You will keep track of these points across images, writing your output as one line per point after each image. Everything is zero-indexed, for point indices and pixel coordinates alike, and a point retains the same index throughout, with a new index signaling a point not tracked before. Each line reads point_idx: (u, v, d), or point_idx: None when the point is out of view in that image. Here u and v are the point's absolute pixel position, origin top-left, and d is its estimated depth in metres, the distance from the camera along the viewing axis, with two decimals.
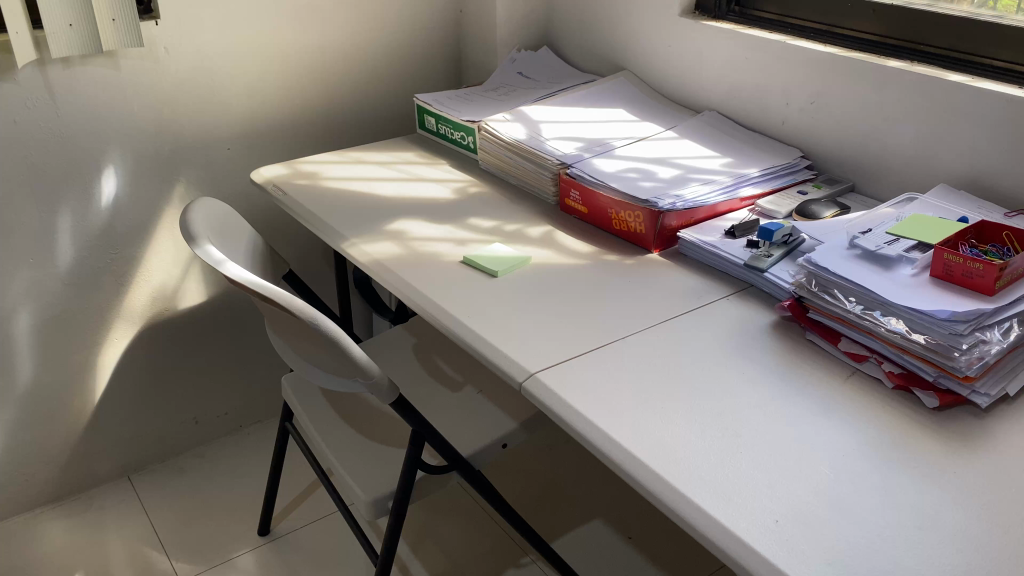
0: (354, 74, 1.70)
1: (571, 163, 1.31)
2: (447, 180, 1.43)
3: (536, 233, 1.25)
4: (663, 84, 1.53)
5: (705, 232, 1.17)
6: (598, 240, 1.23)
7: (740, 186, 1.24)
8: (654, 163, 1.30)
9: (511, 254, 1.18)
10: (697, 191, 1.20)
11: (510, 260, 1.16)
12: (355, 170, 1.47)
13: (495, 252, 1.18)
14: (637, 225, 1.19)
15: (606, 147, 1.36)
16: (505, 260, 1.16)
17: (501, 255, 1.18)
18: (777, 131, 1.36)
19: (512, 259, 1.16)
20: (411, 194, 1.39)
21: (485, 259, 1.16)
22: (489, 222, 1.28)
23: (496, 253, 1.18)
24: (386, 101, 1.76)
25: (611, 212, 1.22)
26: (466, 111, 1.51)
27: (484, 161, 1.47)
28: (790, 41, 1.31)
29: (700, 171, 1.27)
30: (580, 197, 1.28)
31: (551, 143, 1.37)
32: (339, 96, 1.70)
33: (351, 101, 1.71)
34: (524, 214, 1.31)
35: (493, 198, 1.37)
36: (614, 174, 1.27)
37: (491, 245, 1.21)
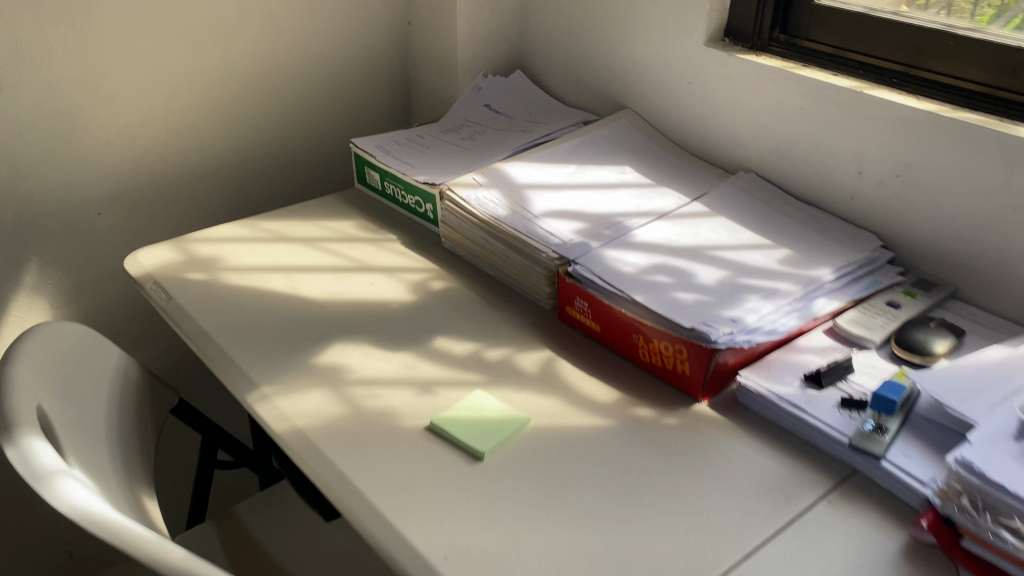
0: (269, 107, 1.29)
1: (575, 258, 0.95)
2: (399, 269, 1.05)
3: (531, 367, 0.89)
4: (680, 132, 1.18)
5: (779, 379, 0.82)
6: (621, 378, 0.87)
7: (811, 298, 0.90)
8: (686, 259, 0.96)
9: (500, 410, 0.81)
10: (759, 311, 0.86)
11: (499, 425, 0.79)
12: (272, 253, 1.08)
13: (477, 409, 0.81)
14: (679, 364, 0.84)
15: (619, 230, 1.01)
16: (489, 427, 0.79)
17: (484, 415, 0.81)
18: (842, 207, 1.02)
19: (500, 424, 0.79)
20: (350, 293, 1.00)
21: (463, 421, 0.80)
22: (464, 347, 0.91)
23: (477, 411, 0.81)
24: (314, 139, 1.37)
25: (639, 340, 0.87)
26: (423, 168, 1.14)
27: (449, 240, 1.09)
28: (865, 89, 0.97)
29: (753, 274, 0.93)
30: (588, 307, 0.92)
31: (543, 223, 1.01)
32: (251, 137, 1.29)
33: (268, 142, 1.32)
34: (510, 331, 0.94)
35: (464, 300, 1.00)
36: (637, 280, 0.92)
37: (471, 394, 0.84)
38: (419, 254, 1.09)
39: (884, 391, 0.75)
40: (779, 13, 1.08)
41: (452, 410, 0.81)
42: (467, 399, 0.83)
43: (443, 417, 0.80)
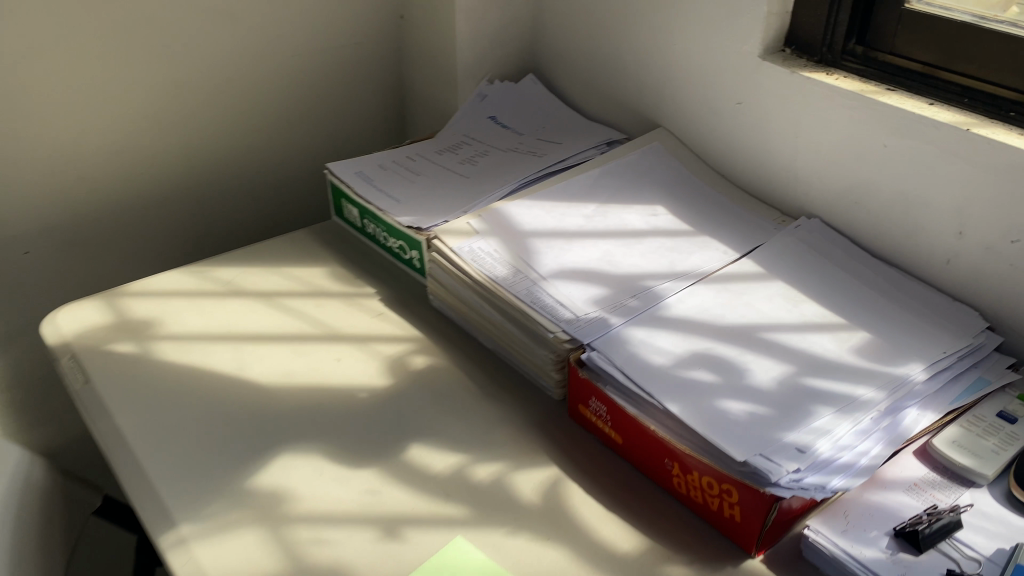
0: (234, 120, 1.09)
1: (590, 342, 0.74)
2: (375, 338, 0.85)
3: (532, 493, 0.69)
4: (725, 161, 0.96)
5: (860, 535, 0.61)
6: (649, 515, 0.67)
7: (900, 408, 0.69)
8: (735, 345, 0.75)
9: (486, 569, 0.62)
10: (833, 435, 0.65)
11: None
12: (221, 314, 0.88)
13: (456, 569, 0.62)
14: (726, 508, 0.64)
15: (648, 299, 0.79)
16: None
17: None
18: (932, 273, 0.81)
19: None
20: (310, 375, 0.81)
21: None
22: (446, 462, 0.71)
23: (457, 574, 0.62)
24: (290, 155, 1.17)
25: (674, 466, 0.67)
26: (409, 205, 0.93)
27: (436, 297, 0.89)
28: (973, 126, 0.74)
29: (823, 371, 0.71)
30: (607, 412, 0.71)
31: (552, 288, 0.80)
32: (212, 154, 1.09)
33: (232, 160, 1.12)
34: (506, 435, 0.74)
35: (451, 385, 0.80)
36: (670, 378, 0.71)
37: (452, 542, 0.64)
38: (400, 316, 0.88)
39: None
40: (857, 18, 0.85)
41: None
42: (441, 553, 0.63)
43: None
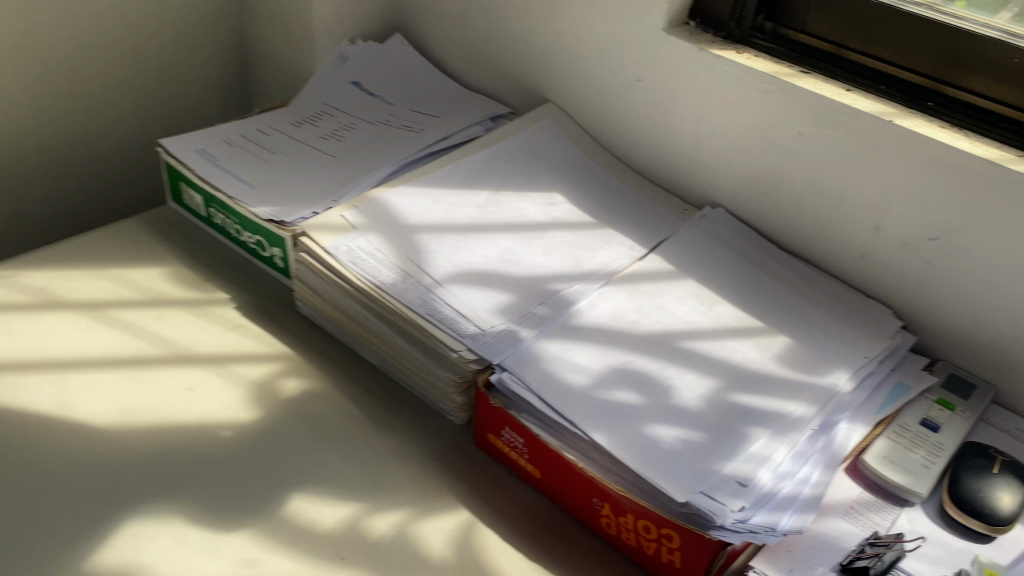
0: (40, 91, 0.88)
1: (499, 362, 0.64)
2: (234, 358, 0.72)
3: (441, 547, 0.59)
4: (621, 141, 0.88)
5: (807, 574, 0.56)
6: (576, 562, 0.60)
7: (830, 422, 0.64)
8: (654, 358, 0.68)
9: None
10: (772, 462, 0.59)
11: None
12: (34, 334, 0.71)
13: None
14: (665, 553, 0.57)
15: (558, 306, 0.71)
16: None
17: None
18: (842, 268, 0.77)
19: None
20: (157, 411, 0.66)
21: None
22: (337, 515, 0.60)
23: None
24: (111, 124, 0.98)
25: (603, 507, 0.59)
26: (267, 193, 0.79)
27: (306, 303, 0.76)
28: (896, 116, 0.69)
29: (750, 386, 0.66)
30: (524, 444, 0.63)
31: (449, 295, 0.70)
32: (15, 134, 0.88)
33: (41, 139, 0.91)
34: (405, 474, 0.64)
35: (333, 414, 0.68)
36: (591, 401, 0.63)
37: None
38: (264, 329, 0.75)
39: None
40: None
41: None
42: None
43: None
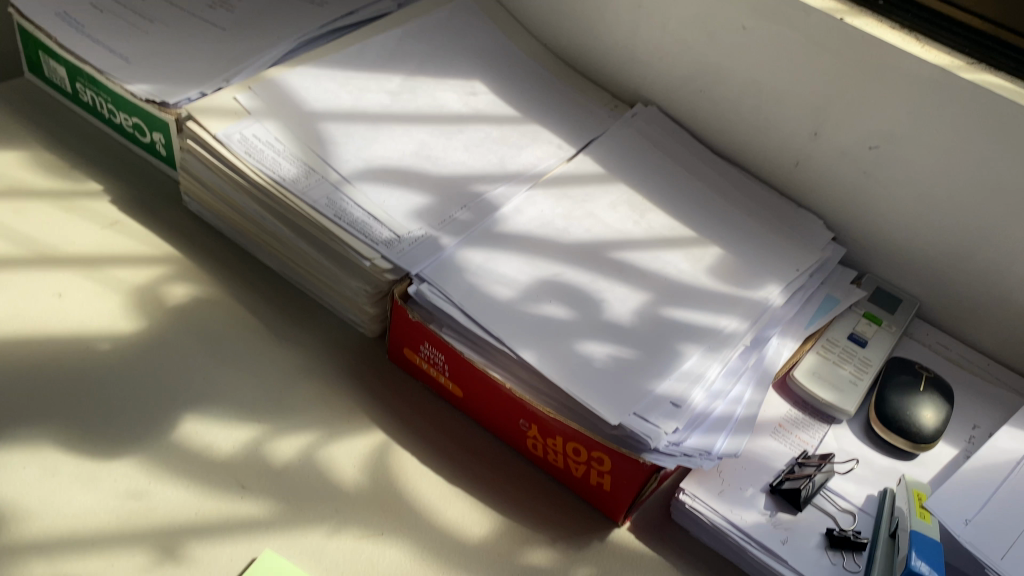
0: None
1: (418, 272, 0.58)
2: (110, 261, 0.63)
3: (353, 472, 0.55)
4: (548, 27, 0.81)
5: (737, 495, 0.55)
6: (498, 485, 0.57)
7: (764, 337, 0.62)
8: (583, 269, 0.63)
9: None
10: (706, 381, 0.56)
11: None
12: None
13: None
14: (594, 476, 0.54)
15: (481, 210, 0.65)
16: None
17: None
18: (775, 175, 0.74)
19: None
20: (19, 322, 0.58)
21: None
22: (235, 439, 0.54)
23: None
24: None
25: (530, 427, 0.56)
26: (144, 68, 0.68)
27: (193, 199, 0.67)
28: (846, 13, 0.64)
29: (682, 300, 0.62)
30: (445, 361, 0.58)
31: (360, 195, 0.63)
32: None
33: None
34: (313, 393, 0.59)
35: (228, 326, 0.61)
36: (517, 315, 0.58)
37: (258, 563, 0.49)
38: (145, 226, 0.66)
39: (921, 556, 0.48)
40: None
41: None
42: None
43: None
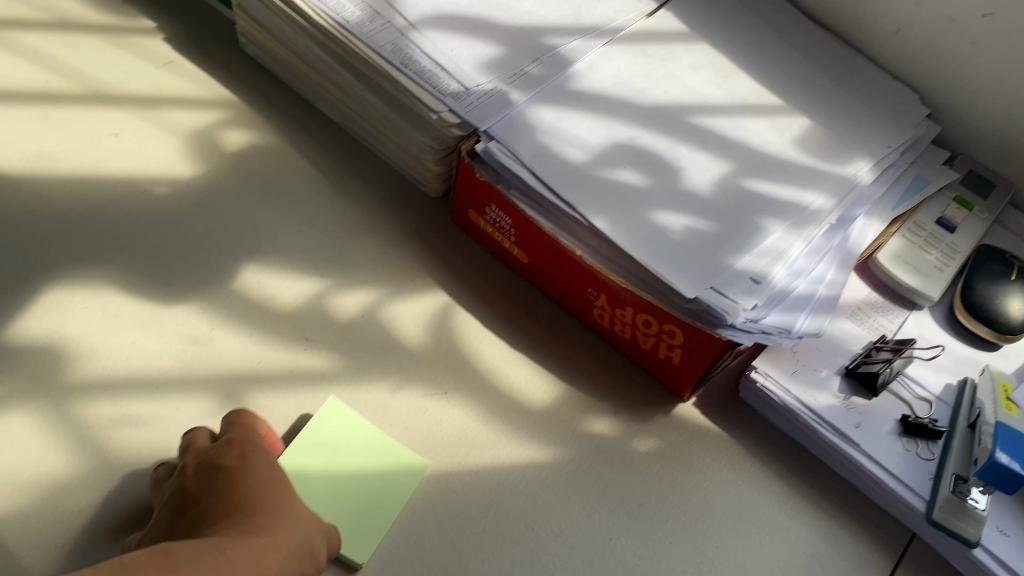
0: None
1: (487, 128, 0.54)
2: (164, 101, 0.60)
3: (416, 331, 0.54)
4: None
5: (811, 377, 0.53)
6: (561, 352, 0.55)
7: (849, 216, 0.58)
8: (661, 133, 0.59)
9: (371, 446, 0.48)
10: (788, 258, 0.53)
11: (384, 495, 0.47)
12: None
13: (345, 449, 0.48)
14: (663, 349, 0.52)
15: (554, 65, 0.61)
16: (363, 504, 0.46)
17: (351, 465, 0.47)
18: (870, 43, 0.67)
19: (378, 490, 0.47)
20: (75, 160, 0.56)
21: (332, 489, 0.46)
22: (296, 291, 0.53)
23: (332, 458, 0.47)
24: None
25: (599, 297, 0.54)
26: None
27: (250, 41, 0.63)
28: None
29: (765, 172, 0.59)
30: (511, 225, 0.55)
31: (426, 43, 0.58)
32: None
33: None
34: (373, 249, 0.57)
35: (287, 176, 0.59)
36: (591, 178, 0.55)
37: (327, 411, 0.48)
38: (199, 67, 0.63)
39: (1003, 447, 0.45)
40: None
41: (302, 458, 0.47)
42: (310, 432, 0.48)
43: (297, 481, 0.46)
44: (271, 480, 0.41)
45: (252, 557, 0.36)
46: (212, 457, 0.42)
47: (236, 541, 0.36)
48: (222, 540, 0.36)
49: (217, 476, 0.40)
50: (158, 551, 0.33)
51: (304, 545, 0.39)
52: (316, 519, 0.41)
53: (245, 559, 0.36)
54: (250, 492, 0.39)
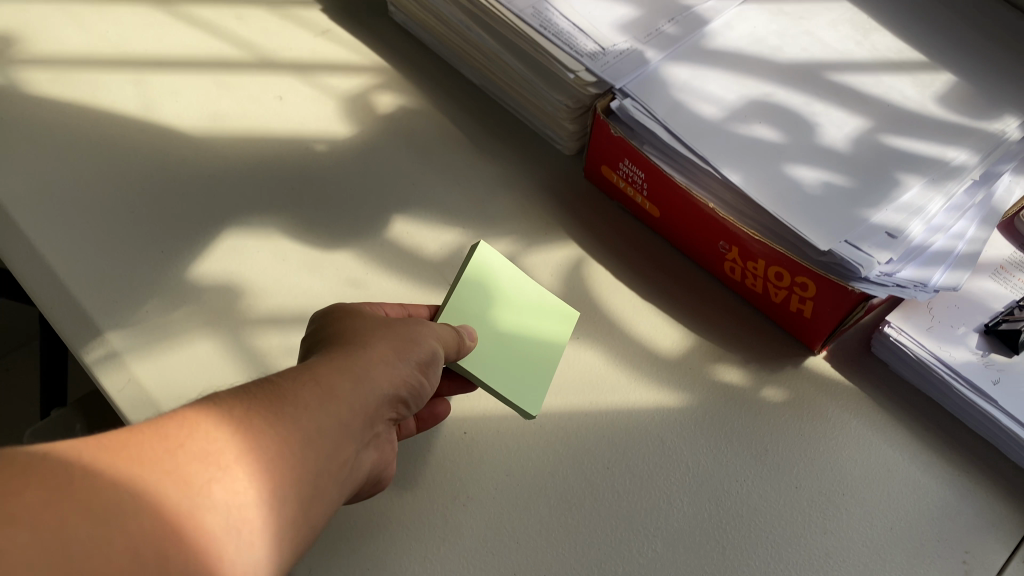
0: None
1: (622, 87, 0.56)
2: (323, 67, 0.66)
3: (551, 280, 0.57)
4: None
5: (947, 333, 0.52)
6: (691, 304, 0.57)
7: (993, 174, 0.57)
8: (796, 89, 0.60)
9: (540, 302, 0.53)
10: (927, 213, 0.53)
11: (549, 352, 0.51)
12: (107, 26, 0.67)
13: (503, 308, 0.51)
14: (795, 302, 0.53)
15: (689, 25, 0.62)
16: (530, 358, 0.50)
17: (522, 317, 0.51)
18: None
19: (542, 349, 0.51)
20: (244, 120, 0.62)
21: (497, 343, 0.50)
22: (440, 241, 0.57)
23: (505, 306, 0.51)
24: None
25: (730, 250, 0.55)
26: None
27: (400, 10, 0.68)
28: None
29: (905, 127, 0.58)
30: (644, 180, 0.57)
31: (565, 6, 0.61)
32: None
33: None
34: (511, 203, 0.60)
35: (431, 134, 0.63)
36: (724, 134, 0.56)
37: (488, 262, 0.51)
38: (352, 35, 0.68)
39: None
40: None
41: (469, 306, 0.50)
42: (495, 272, 0.52)
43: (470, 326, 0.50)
44: (366, 317, 0.45)
45: (342, 366, 0.40)
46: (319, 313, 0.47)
47: (331, 361, 0.40)
48: (318, 362, 0.40)
49: (314, 333, 0.45)
50: (248, 385, 0.37)
51: (415, 348, 0.43)
52: (432, 323, 0.45)
53: (337, 374, 0.40)
54: (346, 327, 0.44)
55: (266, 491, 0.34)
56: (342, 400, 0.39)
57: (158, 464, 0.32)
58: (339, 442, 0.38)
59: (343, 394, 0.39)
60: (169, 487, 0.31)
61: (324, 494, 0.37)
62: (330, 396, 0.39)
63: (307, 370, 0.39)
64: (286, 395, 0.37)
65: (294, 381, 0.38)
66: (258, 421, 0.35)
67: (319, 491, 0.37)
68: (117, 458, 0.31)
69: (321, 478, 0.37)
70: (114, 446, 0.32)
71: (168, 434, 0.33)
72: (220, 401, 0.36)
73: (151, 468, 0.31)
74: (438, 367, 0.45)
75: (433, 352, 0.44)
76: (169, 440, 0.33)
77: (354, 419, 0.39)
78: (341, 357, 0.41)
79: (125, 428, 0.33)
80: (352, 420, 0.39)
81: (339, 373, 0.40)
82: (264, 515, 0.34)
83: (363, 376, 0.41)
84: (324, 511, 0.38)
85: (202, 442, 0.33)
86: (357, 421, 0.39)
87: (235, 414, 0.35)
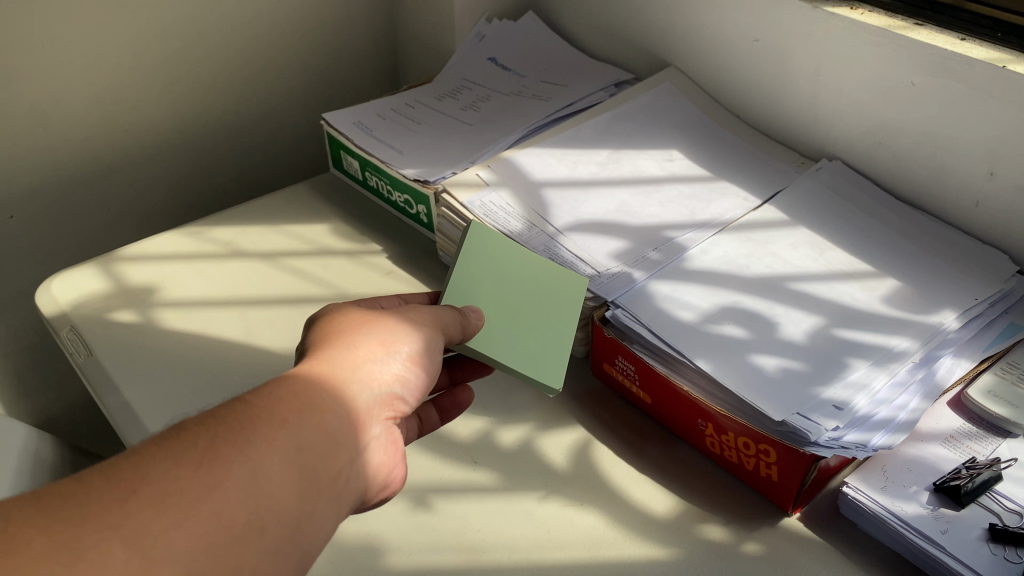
0: (208, 75, 1.08)
1: (613, 300, 0.71)
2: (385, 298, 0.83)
3: (562, 458, 0.68)
4: (741, 104, 0.94)
5: (900, 491, 0.60)
6: (680, 476, 0.67)
7: (934, 358, 0.67)
8: (761, 297, 0.73)
9: (545, 293, 0.65)
10: (871, 389, 0.63)
11: (551, 331, 0.63)
12: (224, 276, 0.87)
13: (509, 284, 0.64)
14: (763, 467, 0.62)
15: (670, 251, 0.77)
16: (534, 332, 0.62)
17: (526, 305, 0.64)
18: (964, 217, 0.78)
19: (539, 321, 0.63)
20: None
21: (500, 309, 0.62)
22: (471, 429, 0.71)
23: (513, 297, 0.63)
24: (269, 97, 1.16)
25: (707, 427, 0.66)
26: (412, 157, 0.90)
27: (446, 253, 0.86)
28: (1010, 63, 0.69)
29: (855, 322, 0.70)
30: (635, 372, 0.70)
31: (571, 242, 0.77)
32: (185, 110, 1.08)
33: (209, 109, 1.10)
34: (530, 399, 0.74)
35: None
36: (698, 333, 0.69)
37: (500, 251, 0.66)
38: (410, 274, 0.86)
39: None
40: None
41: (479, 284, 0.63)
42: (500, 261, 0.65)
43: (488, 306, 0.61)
44: (349, 327, 0.52)
45: (317, 380, 0.46)
46: (316, 317, 0.55)
47: (311, 376, 0.46)
48: (296, 381, 0.45)
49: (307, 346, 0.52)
50: (216, 412, 0.42)
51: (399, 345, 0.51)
52: (430, 309, 0.55)
53: (313, 389, 0.45)
54: (335, 334, 0.51)
55: (244, 515, 0.39)
56: (318, 411, 0.44)
57: (104, 518, 0.36)
58: (323, 456, 0.43)
59: (319, 405, 0.44)
60: (115, 539, 0.35)
61: (317, 504, 0.43)
62: (309, 411, 0.44)
63: (278, 387, 0.44)
64: (256, 417, 0.42)
65: (267, 403, 0.43)
66: (218, 448, 0.40)
67: (308, 502, 0.42)
68: (53, 524, 0.35)
69: (309, 485, 0.42)
70: (55, 508, 0.36)
71: (121, 480, 0.37)
72: (187, 431, 0.41)
73: (97, 522, 0.35)
74: (433, 351, 0.53)
75: (424, 339, 0.53)
76: (123, 484, 0.37)
77: (336, 429, 0.45)
78: (318, 367, 0.47)
79: (73, 483, 0.37)
80: (335, 431, 0.45)
81: (315, 386, 0.45)
82: (254, 534, 0.39)
83: (340, 387, 0.46)
84: (320, 517, 0.43)
85: (162, 478, 0.38)
86: (342, 431, 0.45)
87: (198, 440, 0.40)
